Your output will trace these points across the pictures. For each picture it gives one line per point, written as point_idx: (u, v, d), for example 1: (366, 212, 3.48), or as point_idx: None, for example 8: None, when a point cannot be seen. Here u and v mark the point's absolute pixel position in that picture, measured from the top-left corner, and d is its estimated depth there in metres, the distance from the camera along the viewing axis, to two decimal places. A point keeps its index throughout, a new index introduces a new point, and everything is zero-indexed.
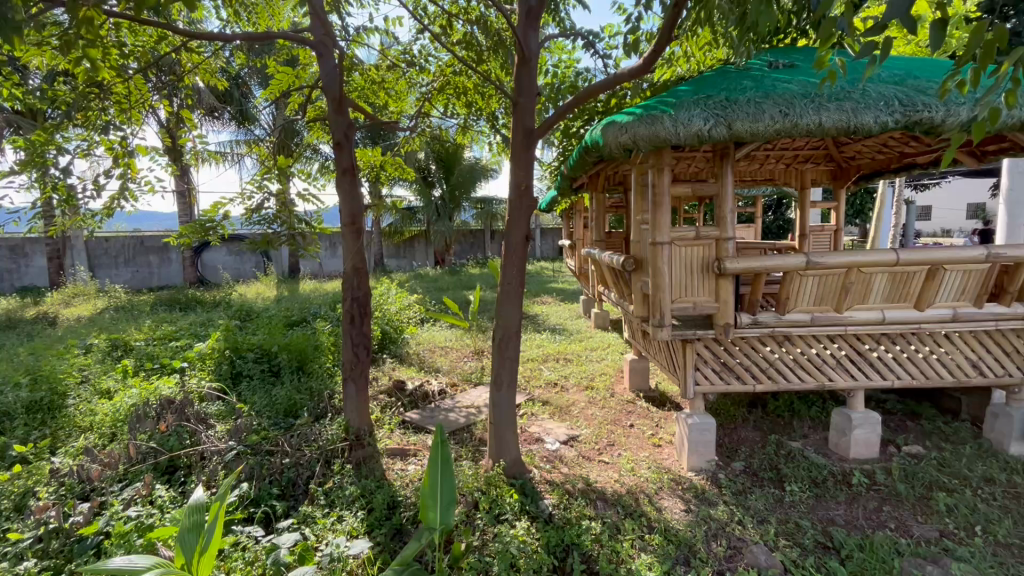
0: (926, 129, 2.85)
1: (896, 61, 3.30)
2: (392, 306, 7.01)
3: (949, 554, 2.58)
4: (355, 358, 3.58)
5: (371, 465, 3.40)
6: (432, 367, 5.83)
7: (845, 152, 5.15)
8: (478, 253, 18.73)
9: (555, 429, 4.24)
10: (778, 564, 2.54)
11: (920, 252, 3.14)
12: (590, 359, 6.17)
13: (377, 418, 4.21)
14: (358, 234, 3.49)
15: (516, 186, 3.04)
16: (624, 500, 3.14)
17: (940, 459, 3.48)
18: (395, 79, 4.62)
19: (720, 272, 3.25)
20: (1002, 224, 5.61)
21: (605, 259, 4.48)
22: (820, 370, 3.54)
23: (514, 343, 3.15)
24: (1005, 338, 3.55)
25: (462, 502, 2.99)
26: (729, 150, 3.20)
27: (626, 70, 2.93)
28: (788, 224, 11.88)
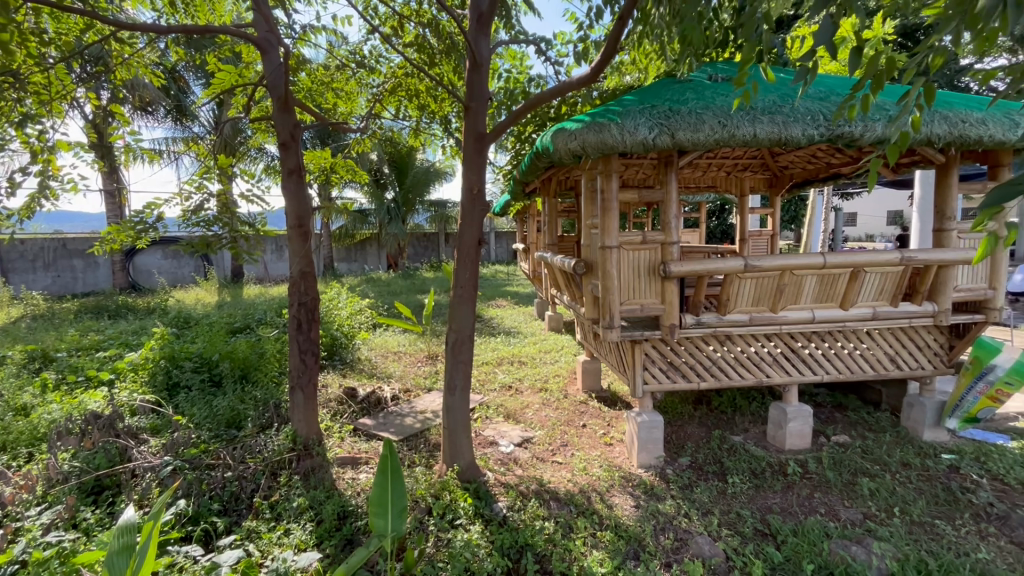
0: (848, 142, 3.08)
1: (822, 79, 3.56)
2: (343, 310, 6.84)
3: (871, 534, 2.79)
4: (303, 366, 3.46)
5: (320, 475, 3.30)
6: (385, 372, 5.72)
7: (779, 161, 5.48)
8: (433, 256, 18.60)
9: (509, 432, 4.26)
10: (720, 553, 2.67)
11: (844, 256, 3.38)
12: (544, 361, 6.25)
13: (328, 426, 4.10)
14: (305, 236, 3.38)
15: (468, 190, 3.04)
16: (576, 499, 3.19)
17: (864, 447, 3.75)
18: (345, 79, 4.55)
19: (666, 275, 3.39)
20: (915, 230, 6.13)
21: (556, 263, 4.57)
22: (758, 367, 3.75)
23: (468, 347, 3.14)
24: (917, 334, 3.88)
25: (415, 509, 2.97)
26: (673, 159, 3.34)
27: (576, 78, 3.00)
28: (730, 230, 12.50)
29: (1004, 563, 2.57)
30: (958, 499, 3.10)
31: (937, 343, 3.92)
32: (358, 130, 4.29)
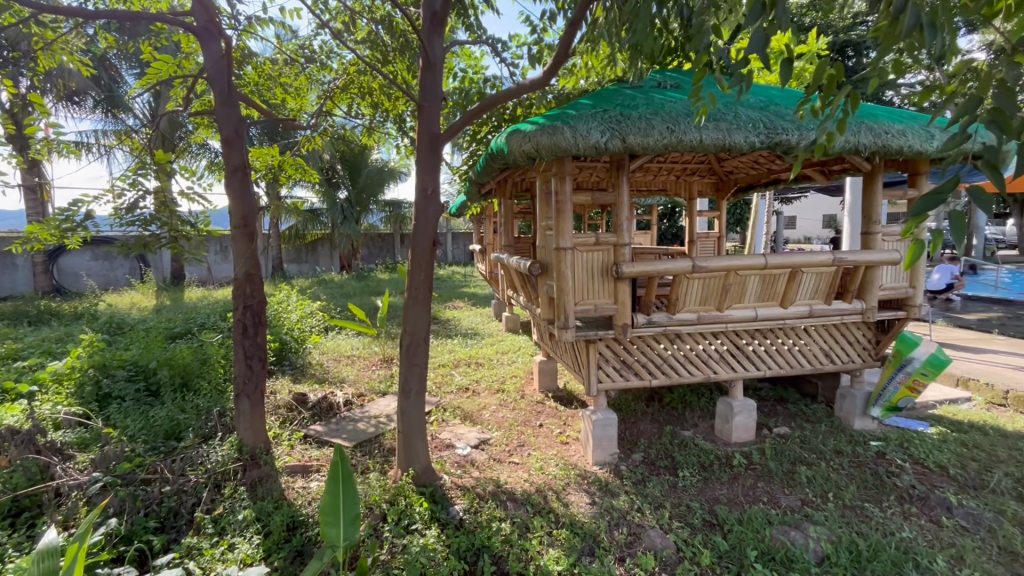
0: (785, 149, 3.26)
1: (762, 89, 3.74)
2: (292, 314, 6.63)
3: (809, 519, 2.96)
4: (249, 371, 3.31)
5: (268, 485, 3.16)
6: (338, 376, 5.57)
7: (725, 166, 5.72)
8: (388, 257, 18.28)
9: (466, 434, 4.24)
10: (671, 545, 2.75)
11: (784, 257, 3.57)
12: (501, 362, 6.26)
13: (276, 434, 3.95)
14: (251, 237, 3.24)
15: (423, 190, 3.00)
16: (533, 498, 3.21)
17: (802, 437, 3.98)
18: (293, 74, 4.40)
19: (618, 276, 3.46)
20: (847, 233, 6.57)
21: (512, 263, 4.59)
22: (706, 364, 3.90)
23: (423, 349, 3.09)
24: (849, 329, 4.15)
25: (369, 516, 2.92)
26: (624, 162, 3.42)
27: (529, 80, 3.03)
28: (680, 232, 12.97)
29: (924, 540, 2.79)
30: (885, 482, 3.34)
31: (865, 338, 4.21)
32: (308, 127, 4.16)
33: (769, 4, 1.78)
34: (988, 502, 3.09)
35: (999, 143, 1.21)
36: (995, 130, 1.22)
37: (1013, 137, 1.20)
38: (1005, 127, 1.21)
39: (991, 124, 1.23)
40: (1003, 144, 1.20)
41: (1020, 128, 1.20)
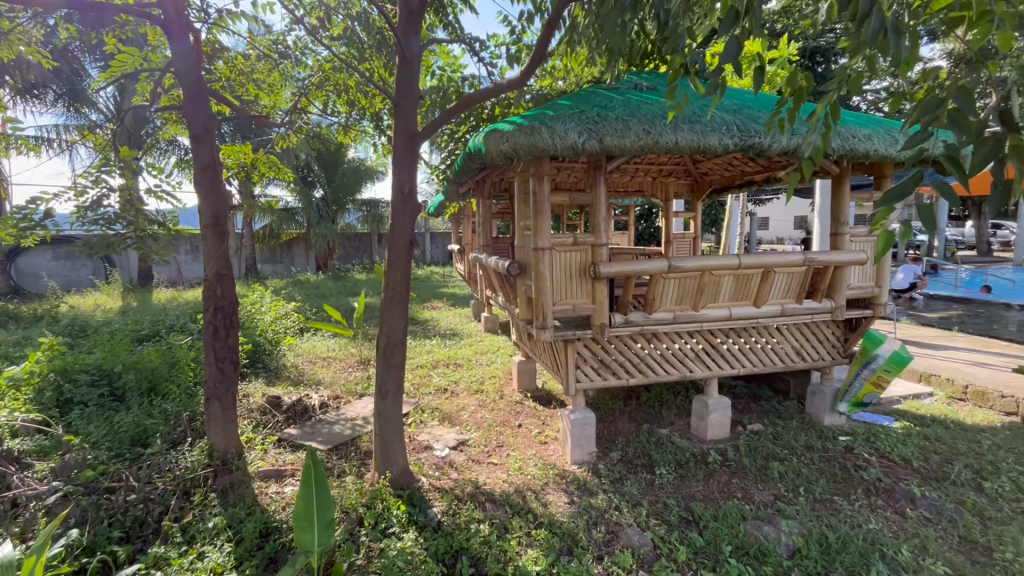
0: (758, 151, 3.32)
1: (736, 92, 3.81)
2: (266, 315, 6.48)
3: (781, 514, 3.03)
4: (220, 374, 3.22)
5: (240, 491, 3.08)
6: (313, 379, 5.47)
7: (700, 168, 5.81)
8: (366, 257, 18.07)
9: (444, 435, 4.21)
10: (649, 543, 2.78)
11: (756, 257, 3.64)
12: (480, 362, 6.24)
13: (249, 438, 3.85)
14: (222, 236, 3.15)
15: (399, 189, 2.97)
16: (512, 499, 3.21)
17: (775, 434, 4.07)
18: (267, 70, 4.30)
19: (596, 276, 3.48)
20: (817, 234, 6.75)
21: (491, 263, 4.58)
22: (682, 363, 3.96)
23: (399, 351, 3.05)
24: (819, 328, 4.27)
25: (346, 520, 2.88)
26: (602, 163, 3.44)
27: (507, 81, 3.02)
28: (657, 232, 13.16)
29: (889, 531, 2.88)
30: (853, 476, 3.44)
31: (834, 336, 4.33)
32: (282, 124, 4.08)
33: (744, 9, 1.81)
34: (949, 493, 3.21)
35: (957, 141, 1.25)
36: (955, 128, 1.26)
37: (971, 136, 1.24)
38: (964, 125, 1.25)
39: (951, 122, 1.27)
40: (963, 143, 1.24)
41: (976, 128, 1.25)
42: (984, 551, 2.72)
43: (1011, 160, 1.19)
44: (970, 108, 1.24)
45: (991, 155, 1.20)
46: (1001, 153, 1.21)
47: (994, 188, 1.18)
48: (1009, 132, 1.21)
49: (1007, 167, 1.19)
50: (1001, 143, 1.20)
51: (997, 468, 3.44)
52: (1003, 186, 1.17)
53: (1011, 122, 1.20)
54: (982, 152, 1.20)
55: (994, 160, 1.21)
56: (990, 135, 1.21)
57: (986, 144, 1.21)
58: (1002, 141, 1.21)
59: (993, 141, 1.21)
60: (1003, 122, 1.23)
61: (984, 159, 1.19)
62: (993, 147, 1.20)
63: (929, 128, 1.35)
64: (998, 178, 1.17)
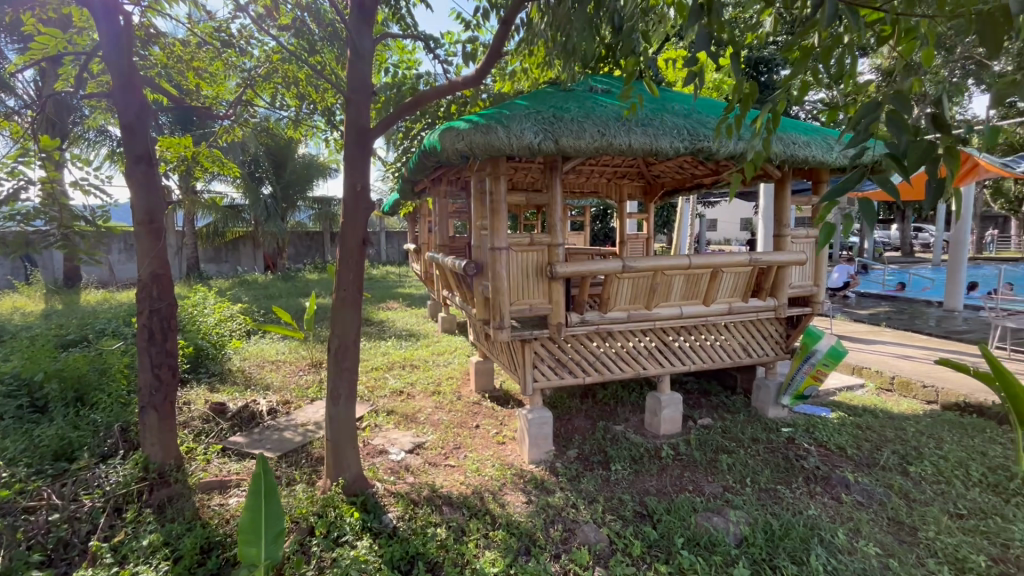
0: (707, 155, 3.44)
1: (686, 97, 3.92)
2: (209, 317, 6.14)
3: (729, 505, 3.15)
4: (157, 382, 3.01)
5: (179, 505, 2.91)
6: (261, 383, 5.23)
7: (652, 171, 5.97)
8: (318, 257, 17.49)
9: (399, 439, 4.12)
10: (604, 539, 2.83)
11: (706, 257, 3.77)
12: (436, 363, 6.15)
13: (190, 448, 3.63)
14: (158, 234, 2.95)
15: (351, 187, 2.87)
16: (470, 500, 3.18)
17: (723, 427, 4.24)
18: (209, 58, 4.06)
19: (552, 276, 3.51)
20: (761, 235, 7.08)
21: (448, 263, 4.52)
22: (635, 361, 4.05)
23: (352, 353, 2.96)
24: (763, 325, 4.47)
25: (296, 530, 2.78)
26: (557, 163, 3.46)
27: (462, 78, 2.99)
28: (612, 232, 13.43)
29: (827, 516, 3.05)
30: (794, 465, 3.62)
31: (777, 332, 4.54)
32: (226, 116, 3.86)
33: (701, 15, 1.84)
34: (879, 477, 3.44)
35: (898, 141, 1.32)
36: (896, 129, 1.32)
37: (909, 137, 1.31)
38: (902, 126, 1.31)
39: (890, 123, 1.34)
40: (903, 144, 1.30)
41: (914, 128, 1.31)
42: (910, 531, 2.93)
43: (945, 160, 1.27)
44: (908, 110, 1.31)
45: (926, 155, 1.27)
46: (936, 153, 1.29)
47: (929, 187, 1.27)
48: (943, 133, 1.27)
49: (940, 167, 1.27)
50: (937, 144, 1.27)
51: (920, 453, 3.71)
52: (937, 185, 1.25)
53: (946, 125, 1.27)
54: (918, 153, 1.27)
55: (929, 160, 1.28)
56: (927, 136, 1.28)
57: (922, 145, 1.28)
58: (935, 141, 1.28)
59: (929, 142, 1.28)
60: (937, 124, 1.30)
61: (920, 160, 1.27)
62: (929, 147, 1.27)
63: (870, 128, 1.42)
64: (933, 178, 1.25)
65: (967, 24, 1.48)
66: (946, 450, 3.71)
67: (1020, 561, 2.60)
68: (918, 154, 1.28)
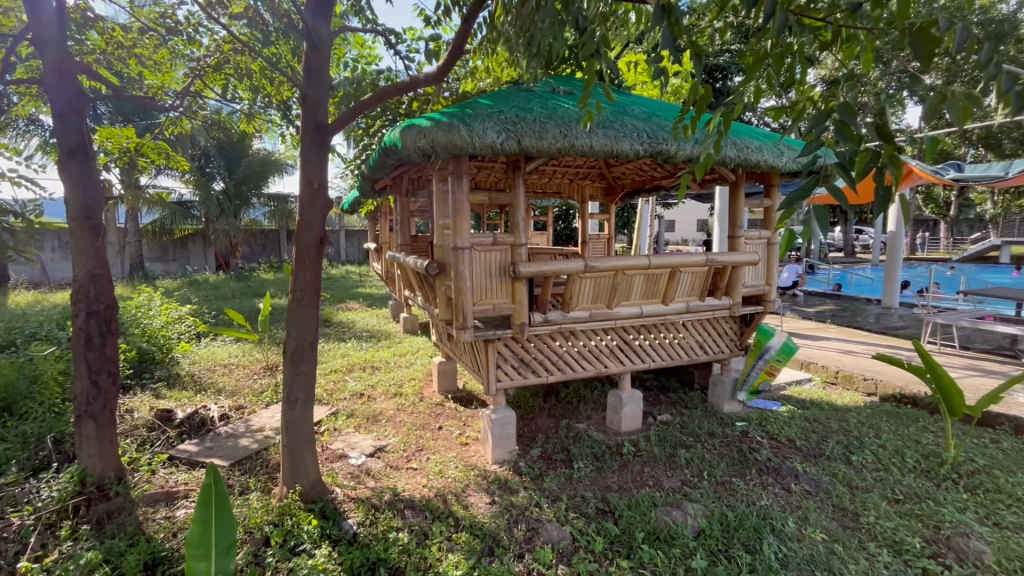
0: (666, 158, 3.52)
1: (646, 100, 4.00)
2: (155, 319, 5.81)
3: (687, 498, 3.25)
4: (95, 390, 2.82)
5: (120, 520, 2.75)
6: (212, 388, 5.00)
7: (613, 172, 6.08)
8: (273, 255, 16.88)
9: (360, 442, 4.03)
10: (567, 536, 2.85)
11: (664, 258, 3.86)
12: (398, 365, 6.04)
13: (133, 459, 3.42)
14: (96, 231, 2.76)
15: (308, 184, 2.77)
16: (432, 503, 3.14)
17: (681, 423, 4.36)
18: (153, 46, 3.83)
19: (515, 276, 3.51)
20: (717, 236, 7.32)
21: (409, 263, 4.45)
22: (597, 359, 4.10)
23: (310, 355, 2.86)
24: (718, 323, 4.62)
25: (250, 541, 2.68)
26: (520, 163, 3.47)
27: (424, 75, 2.94)
28: (574, 232, 13.60)
29: (778, 505, 3.18)
30: (748, 457, 3.76)
31: (731, 330, 4.71)
32: (173, 108, 3.66)
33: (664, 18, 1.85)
34: (826, 467, 3.62)
35: (845, 150, 1.38)
36: (842, 138, 1.38)
37: (856, 146, 1.39)
38: (850, 135, 1.38)
39: (838, 133, 1.39)
40: (851, 152, 1.38)
41: (860, 138, 1.39)
42: (853, 516, 3.10)
43: (889, 168, 1.34)
44: (855, 120, 1.38)
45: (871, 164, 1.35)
46: (879, 162, 1.38)
47: (876, 194, 1.34)
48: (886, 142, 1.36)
49: (885, 175, 1.34)
50: (880, 154, 1.36)
51: (862, 442, 3.93)
52: (884, 192, 1.32)
53: (888, 134, 1.35)
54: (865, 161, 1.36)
55: (873, 169, 1.38)
56: (871, 146, 1.37)
57: (868, 154, 1.37)
58: (879, 151, 1.38)
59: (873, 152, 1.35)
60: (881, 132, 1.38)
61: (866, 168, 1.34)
62: (874, 157, 1.37)
63: (819, 137, 1.47)
64: (879, 185, 1.33)
65: (901, 37, 1.57)
66: (884, 439, 3.95)
67: (950, 541, 2.80)
68: (866, 162, 1.36)
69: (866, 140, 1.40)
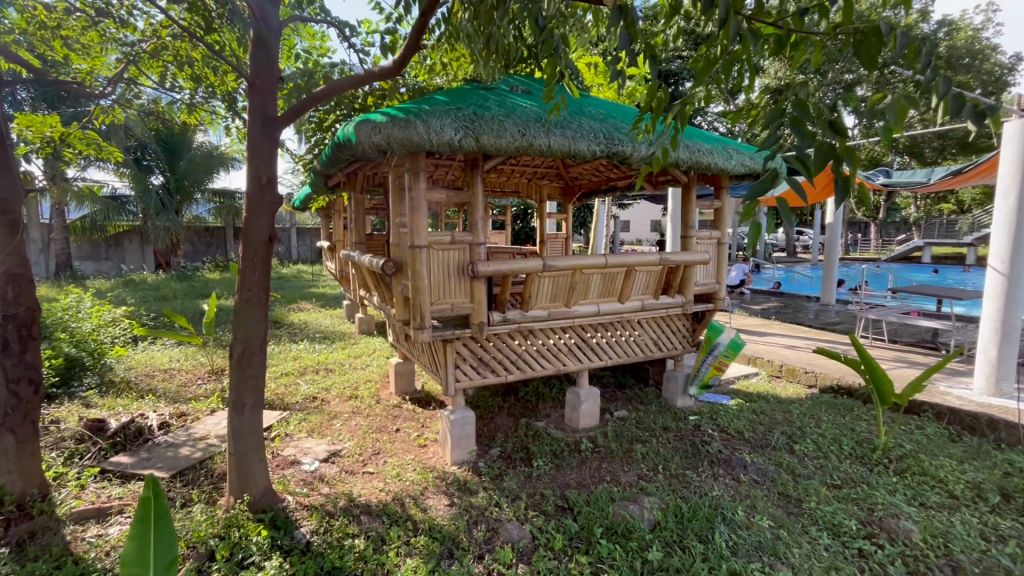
0: (623, 159, 3.58)
1: (602, 102, 4.06)
2: (85, 322, 5.39)
3: (643, 492, 3.32)
4: (14, 401, 2.58)
5: (43, 540, 2.52)
6: (151, 396, 4.69)
7: (570, 172, 6.15)
8: (219, 254, 16.06)
9: (313, 448, 3.89)
10: (527, 534, 2.85)
11: (620, 257, 3.94)
12: (354, 367, 5.88)
13: (59, 474, 3.16)
14: (13, 226, 2.51)
15: (256, 179, 2.64)
16: (389, 508, 3.07)
17: (637, 419, 4.47)
18: (80, 28, 3.55)
19: (474, 275, 3.48)
20: (670, 236, 7.54)
21: (364, 262, 4.33)
22: (556, 358, 4.13)
23: (258, 359, 2.72)
24: (672, 320, 4.76)
25: (192, 557, 2.53)
26: (478, 162, 3.44)
27: (379, 69, 2.86)
28: (532, 232, 13.69)
29: (728, 495, 3.31)
30: (700, 450, 3.89)
31: (684, 327, 4.85)
32: (104, 95, 3.39)
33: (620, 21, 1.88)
34: (771, 457, 3.80)
35: (802, 146, 1.44)
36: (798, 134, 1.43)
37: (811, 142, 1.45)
38: (804, 132, 1.45)
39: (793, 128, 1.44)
40: (807, 147, 1.43)
41: (812, 137, 1.45)
42: (796, 502, 3.26)
43: (845, 161, 1.39)
44: (808, 117, 1.43)
45: (828, 156, 1.39)
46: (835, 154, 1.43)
47: (837, 183, 1.38)
48: (840, 137, 1.42)
49: (843, 167, 1.38)
50: (835, 146, 1.39)
51: (804, 432, 4.15)
52: (844, 182, 1.37)
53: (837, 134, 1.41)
54: (820, 155, 1.39)
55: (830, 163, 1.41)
56: (827, 139, 1.40)
57: (825, 147, 1.40)
58: (835, 144, 1.41)
59: (829, 145, 1.40)
60: (835, 129, 1.44)
61: (823, 161, 1.38)
62: (829, 150, 1.40)
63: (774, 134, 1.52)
64: (838, 175, 1.38)
65: (843, 45, 1.65)
66: (824, 428, 4.18)
67: (883, 521, 2.99)
68: (821, 155, 1.40)
69: (820, 138, 1.45)
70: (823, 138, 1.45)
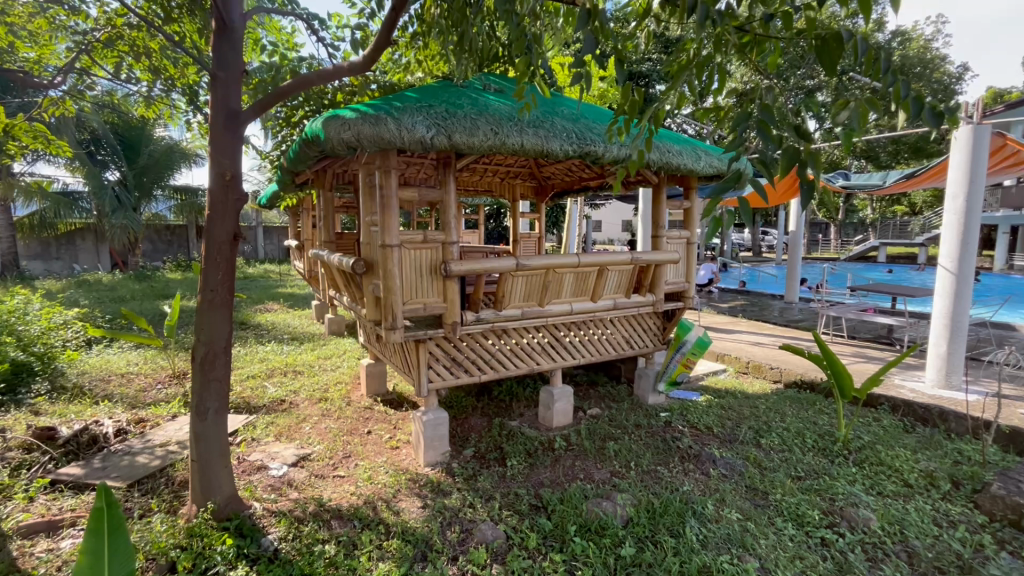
0: (595, 159, 3.60)
1: (575, 102, 4.08)
2: (34, 325, 5.10)
3: (615, 488, 3.36)
4: None
5: None
6: (106, 402, 4.46)
7: (543, 172, 6.17)
8: (181, 253, 15.47)
9: (281, 452, 3.78)
10: (502, 534, 2.85)
11: (593, 256, 3.97)
12: (324, 368, 5.75)
13: (4, 486, 2.97)
14: None
15: (219, 176, 2.54)
16: (361, 512, 3.01)
17: (610, 416, 4.51)
18: (27, 14, 3.34)
19: (446, 274, 3.44)
20: (641, 236, 7.66)
21: (334, 262, 4.24)
22: (529, 357, 4.14)
23: (223, 361, 2.63)
24: (643, 318, 4.82)
25: (152, 568, 2.42)
26: (450, 160, 3.41)
27: (349, 64, 2.80)
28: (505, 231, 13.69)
29: (698, 490, 3.38)
30: (671, 446, 3.96)
31: (655, 325, 4.92)
32: (54, 86, 3.22)
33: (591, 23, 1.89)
34: (739, 451, 3.90)
35: (767, 150, 1.48)
36: (764, 139, 1.47)
37: (776, 145, 1.49)
38: (770, 136, 1.48)
39: (760, 132, 1.48)
40: (772, 151, 1.47)
41: (778, 141, 1.49)
42: (762, 495, 3.35)
43: (809, 165, 1.43)
44: (773, 121, 1.47)
45: (793, 161, 1.43)
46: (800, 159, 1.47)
47: (802, 186, 1.42)
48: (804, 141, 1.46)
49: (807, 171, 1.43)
50: (800, 150, 1.44)
51: (770, 426, 4.27)
52: (808, 186, 1.41)
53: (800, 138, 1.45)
54: (786, 157, 1.43)
55: (795, 165, 1.46)
56: (792, 142, 1.45)
57: (791, 152, 1.45)
58: (799, 148, 1.46)
59: (794, 149, 1.44)
60: (799, 134, 1.48)
61: (789, 164, 1.43)
62: (794, 153, 1.45)
63: (741, 136, 1.55)
64: (802, 179, 1.42)
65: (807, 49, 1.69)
66: (788, 423, 4.32)
67: (843, 511, 3.11)
68: (786, 158, 1.44)
69: (785, 142, 1.49)
70: (788, 141, 1.49)
